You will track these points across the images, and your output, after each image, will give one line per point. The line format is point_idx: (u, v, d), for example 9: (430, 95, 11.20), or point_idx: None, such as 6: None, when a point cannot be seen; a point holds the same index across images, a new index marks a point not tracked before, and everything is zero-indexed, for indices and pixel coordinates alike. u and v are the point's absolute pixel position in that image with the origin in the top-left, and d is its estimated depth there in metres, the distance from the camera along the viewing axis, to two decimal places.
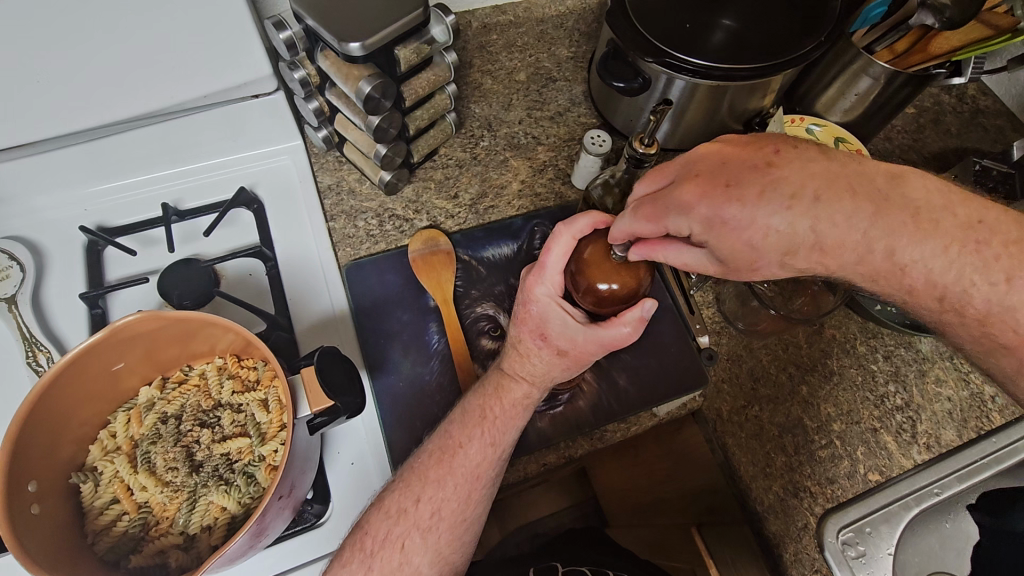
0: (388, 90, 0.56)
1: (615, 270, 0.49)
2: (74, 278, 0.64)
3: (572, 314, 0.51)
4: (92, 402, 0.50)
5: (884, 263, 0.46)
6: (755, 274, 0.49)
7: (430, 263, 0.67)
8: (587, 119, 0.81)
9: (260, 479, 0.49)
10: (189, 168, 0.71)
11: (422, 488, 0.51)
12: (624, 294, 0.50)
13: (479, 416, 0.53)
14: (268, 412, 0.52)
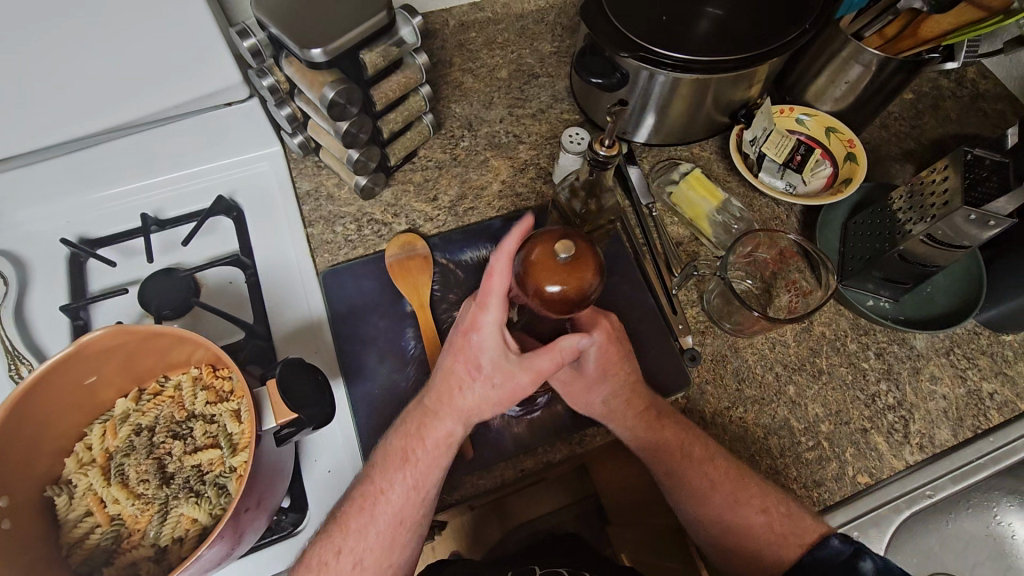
0: (353, 96, 0.56)
1: (560, 268, 0.45)
2: (56, 291, 0.65)
3: (506, 349, 0.48)
4: (67, 415, 0.50)
5: (604, 402, 0.56)
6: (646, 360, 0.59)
7: (407, 268, 0.66)
8: (570, 115, 0.80)
9: (231, 489, 0.49)
10: (168, 177, 0.71)
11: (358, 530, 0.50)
12: (576, 300, 0.46)
13: (401, 453, 0.51)
14: (240, 422, 0.52)
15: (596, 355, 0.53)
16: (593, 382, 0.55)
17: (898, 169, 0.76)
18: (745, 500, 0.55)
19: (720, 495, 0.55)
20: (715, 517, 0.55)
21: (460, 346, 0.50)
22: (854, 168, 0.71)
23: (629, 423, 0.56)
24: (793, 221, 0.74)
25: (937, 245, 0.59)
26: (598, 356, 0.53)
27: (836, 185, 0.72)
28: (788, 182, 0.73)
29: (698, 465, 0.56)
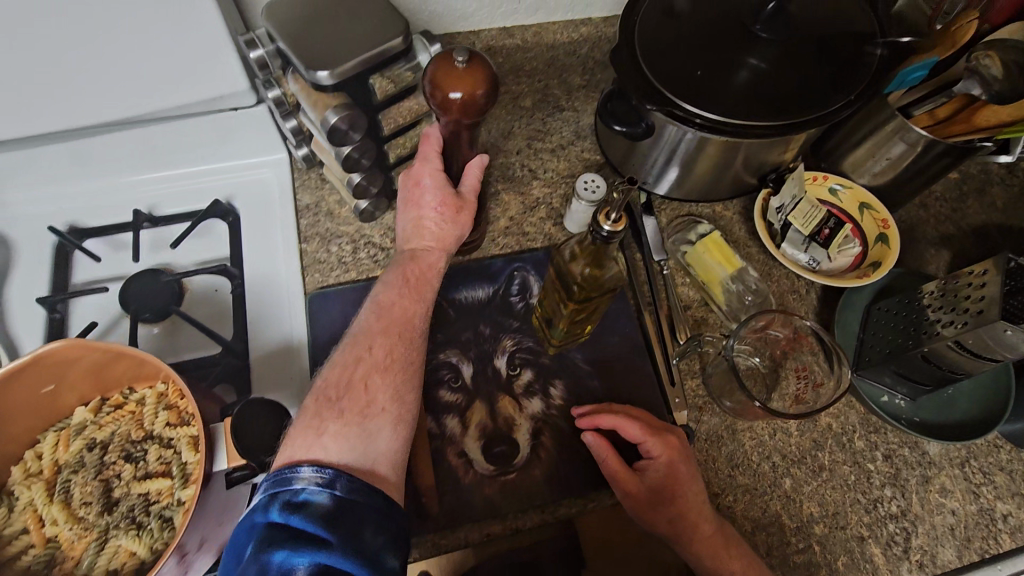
0: (357, 121, 0.53)
1: (463, 74, 0.46)
2: (38, 279, 0.63)
3: (441, 211, 0.53)
4: (19, 422, 0.48)
5: (669, 523, 0.52)
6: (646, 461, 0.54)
7: None
8: (590, 155, 0.77)
9: (174, 525, 0.46)
10: (170, 174, 0.69)
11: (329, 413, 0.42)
12: (477, 104, 0.47)
13: (379, 329, 0.47)
14: (196, 452, 0.49)
15: (663, 471, 0.53)
16: (654, 500, 0.53)
17: (933, 254, 0.71)
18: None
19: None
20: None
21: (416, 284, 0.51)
22: (884, 251, 0.67)
23: (697, 545, 0.51)
24: (812, 298, 0.69)
25: (963, 352, 0.55)
26: (664, 472, 0.53)
27: (863, 267, 0.67)
28: (812, 257, 0.69)
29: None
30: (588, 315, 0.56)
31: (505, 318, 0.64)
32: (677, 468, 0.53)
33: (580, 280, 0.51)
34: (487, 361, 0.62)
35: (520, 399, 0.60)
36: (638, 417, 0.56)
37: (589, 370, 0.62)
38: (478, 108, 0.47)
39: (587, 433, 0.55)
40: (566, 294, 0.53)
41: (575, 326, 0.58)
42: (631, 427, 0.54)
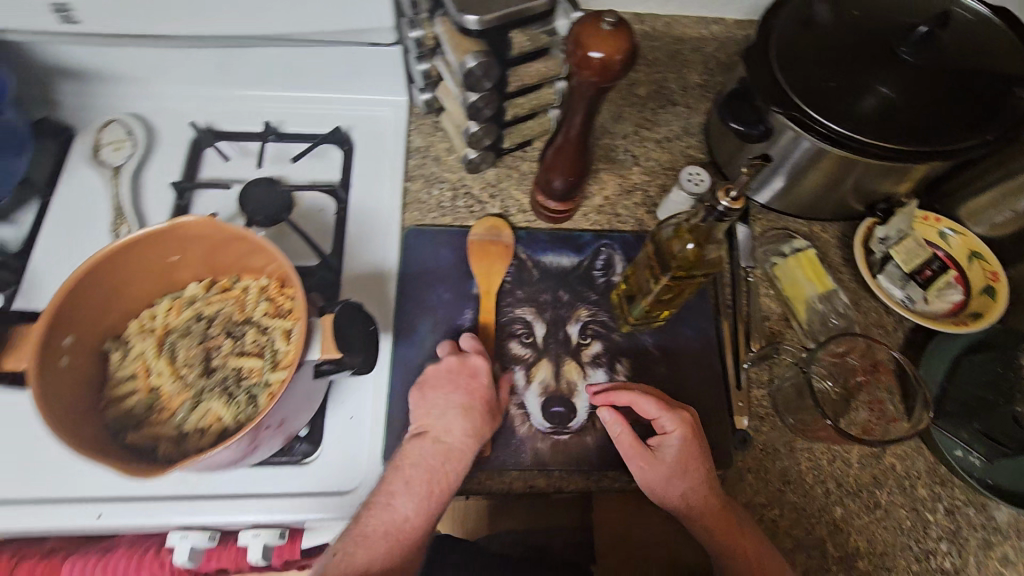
0: (491, 71, 0.55)
1: (606, 35, 0.46)
2: (172, 166, 0.69)
3: (494, 365, 0.57)
4: (145, 282, 0.53)
5: (682, 497, 0.54)
6: (663, 433, 0.55)
7: (487, 251, 0.65)
8: (695, 152, 0.77)
9: (259, 402, 0.50)
10: (301, 97, 0.74)
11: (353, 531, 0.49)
12: (614, 68, 0.47)
13: (423, 440, 0.53)
14: (289, 342, 0.53)
15: (677, 446, 0.54)
16: (668, 473, 0.54)
17: None
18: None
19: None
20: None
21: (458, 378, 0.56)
22: (989, 303, 0.64)
23: (707, 525, 0.53)
24: (898, 336, 0.67)
25: None
26: (678, 447, 0.54)
27: (961, 315, 0.65)
28: (907, 294, 0.67)
29: (753, 566, 0.51)
30: (675, 298, 0.55)
31: (584, 288, 0.65)
32: (692, 443, 0.54)
33: (678, 257, 0.50)
34: (560, 325, 0.63)
35: (585, 367, 0.61)
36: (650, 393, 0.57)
37: (658, 356, 0.62)
38: (614, 73, 0.47)
39: (605, 408, 0.56)
40: (658, 268, 0.53)
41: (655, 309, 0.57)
42: (648, 403, 0.56)
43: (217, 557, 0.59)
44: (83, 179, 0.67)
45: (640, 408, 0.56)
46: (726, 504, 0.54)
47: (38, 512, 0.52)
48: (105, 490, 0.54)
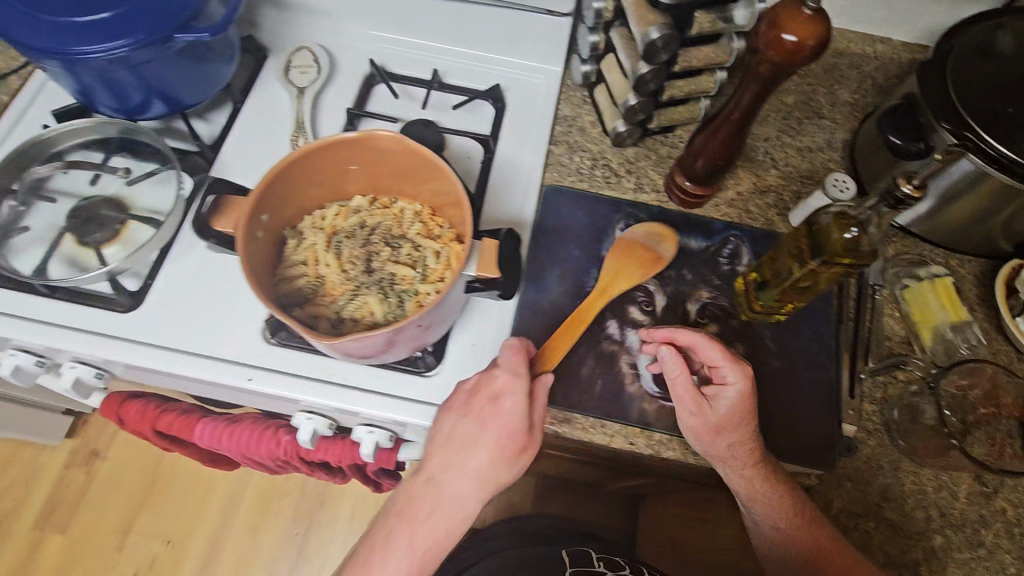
0: (671, 45, 0.57)
1: (805, 19, 0.47)
2: (346, 95, 0.76)
3: (496, 448, 0.54)
4: (323, 185, 0.59)
5: (729, 447, 0.56)
6: (721, 386, 0.56)
7: (634, 250, 0.66)
8: (835, 165, 0.77)
9: (408, 308, 0.55)
10: (466, 52, 0.80)
11: (412, 517, 0.56)
12: (806, 51, 0.48)
13: (396, 523, 0.56)
14: (439, 261, 0.58)
15: (733, 399, 0.55)
16: (716, 422, 0.56)
17: None
18: (831, 557, 0.55)
19: (806, 541, 0.56)
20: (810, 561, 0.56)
21: (488, 402, 0.55)
22: None
23: (747, 472, 0.57)
24: None
25: None
26: (734, 399, 0.55)
27: None
28: None
29: (791, 513, 0.57)
30: (817, 287, 0.55)
31: (709, 272, 0.67)
32: (748, 398, 0.55)
33: (841, 245, 0.50)
34: (680, 301, 0.65)
35: None
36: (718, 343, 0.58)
37: (772, 349, 0.63)
38: (802, 58, 0.49)
39: (665, 349, 0.56)
40: (812, 253, 0.53)
41: (787, 299, 0.57)
42: (712, 349, 0.56)
43: (322, 451, 0.68)
44: (273, 94, 0.75)
45: (709, 354, 0.56)
46: (765, 455, 0.57)
47: (201, 365, 0.60)
48: (256, 360, 0.61)
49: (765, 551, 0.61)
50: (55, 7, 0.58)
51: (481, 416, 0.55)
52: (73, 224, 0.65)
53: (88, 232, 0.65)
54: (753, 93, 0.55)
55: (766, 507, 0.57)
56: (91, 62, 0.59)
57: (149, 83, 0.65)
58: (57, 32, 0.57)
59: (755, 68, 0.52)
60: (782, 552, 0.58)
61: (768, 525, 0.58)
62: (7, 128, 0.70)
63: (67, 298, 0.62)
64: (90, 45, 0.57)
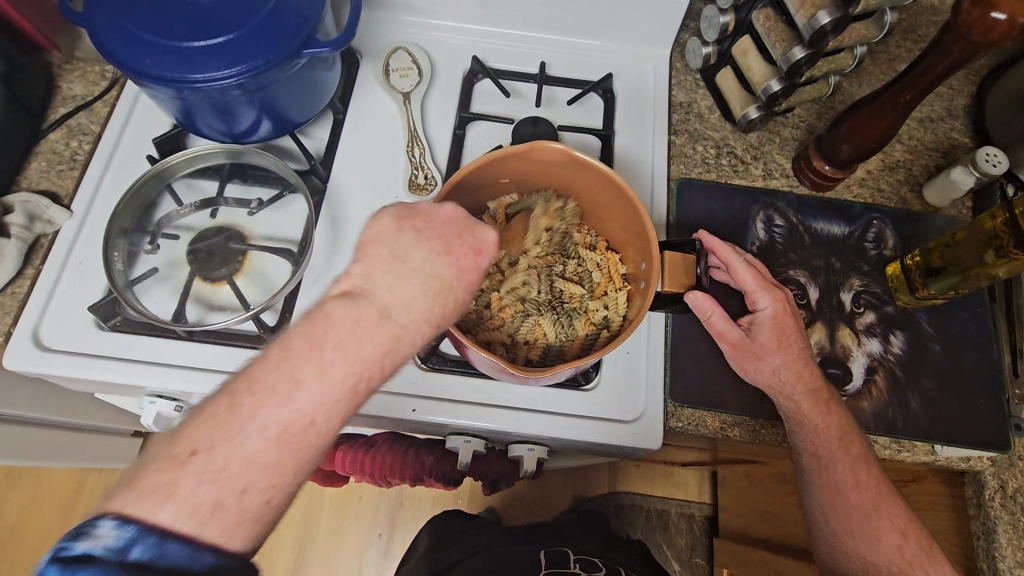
0: (841, 26, 0.53)
1: None
2: (450, 98, 0.72)
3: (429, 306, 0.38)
4: (471, 201, 0.57)
5: (773, 372, 0.55)
6: (762, 314, 0.55)
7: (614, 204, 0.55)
8: (959, 136, 0.72)
9: (582, 325, 0.55)
10: (566, 43, 0.76)
11: (249, 393, 0.33)
12: (1014, 32, 0.45)
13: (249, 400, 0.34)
14: (601, 274, 0.57)
15: (768, 324, 0.55)
16: (760, 352, 0.55)
17: None
18: (867, 487, 0.55)
19: (846, 472, 0.55)
20: (843, 495, 0.55)
21: (401, 260, 0.38)
22: None
23: (798, 399, 0.55)
24: None
25: None
26: (768, 325, 0.55)
27: None
28: None
29: (837, 442, 0.55)
30: (999, 276, 0.55)
31: (857, 259, 0.65)
32: (782, 320, 0.55)
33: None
34: (833, 291, 0.63)
35: (859, 335, 0.62)
36: (757, 269, 0.57)
37: (932, 334, 0.62)
38: (1010, 37, 0.46)
39: (697, 294, 0.52)
40: (1013, 242, 0.51)
41: (967, 284, 0.57)
42: (744, 275, 0.55)
43: (470, 470, 0.66)
44: (376, 102, 0.71)
45: (749, 281, 0.55)
46: (818, 386, 0.55)
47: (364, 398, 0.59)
48: (415, 388, 0.60)
49: (802, 488, 0.58)
50: (172, 30, 0.53)
51: (396, 256, 0.39)
52: (197, 263, 0.61)
53: (213, 268, 0.61)
54: (935, 73, 0.53)
55: (815, 435, 0.55)
56: (214, 90, 0.54)
57: (263, 104, 0.60)
58: (179, 59, 0.53)
59: (947, 47, 0.50)
60: (817, 484, 0.56)
61: (807, 452, 0.55)
62: (104, 161, 0.65)
63: (209, 340, 0.59)
64: (216, 71, 0.53)
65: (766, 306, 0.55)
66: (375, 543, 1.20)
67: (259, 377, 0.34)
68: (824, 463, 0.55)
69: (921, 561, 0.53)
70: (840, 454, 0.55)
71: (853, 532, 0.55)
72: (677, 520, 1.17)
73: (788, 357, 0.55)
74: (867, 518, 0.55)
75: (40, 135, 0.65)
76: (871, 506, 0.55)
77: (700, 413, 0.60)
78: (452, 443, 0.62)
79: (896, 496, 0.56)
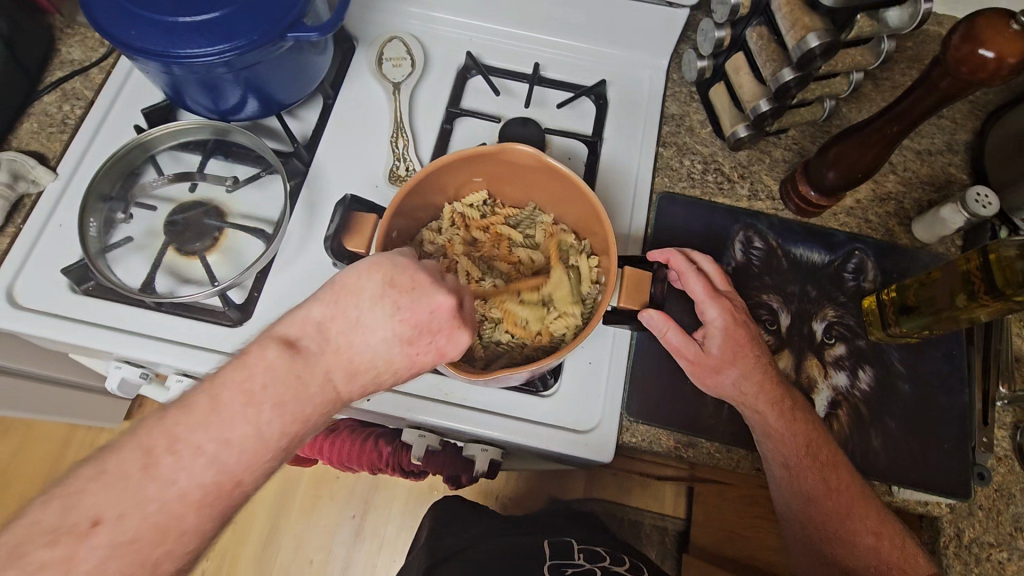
0: (831, 51, 0.52)
1: (1011, 36, 0.42)
2: (441, 92, 0.72)
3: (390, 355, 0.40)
4: (440, 194, 0.58)
5: (734, 384, 0.53)
6: (715, 323, 0.54)
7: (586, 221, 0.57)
8: (957, 171, 0.70)
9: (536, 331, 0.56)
10: (564, 45, 0.75)
11: (169, 451, 0.33)
12: (1003, 72, 0.44)
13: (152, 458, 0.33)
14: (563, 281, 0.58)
15: (722, 335, 0.53)
16: (718, 363, 0.54)
17: None
18: (839, 490, 0.53)
19: (817, 478, 0.53)
20: (815, 501, 0.53)
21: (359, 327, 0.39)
22: None
23: (759, 407, 0.53)
24: None
25: None
26: (722, 335, 0.53)
27: None
28: None
29: (802, 448, 0.53)
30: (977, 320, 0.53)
31: (834, 289, 0.64)
32: (737, 328, 0.54)
33: None
34: (805, 319, 0.62)
35: (827, 367, 0.61)
36: (707, 276, 0.56)
37: (902, 373, 0.61)
38: (999, 76, 0.44)
39: (647, 313, 0.51)
40: (985, 287, 0.51)
41: (938, 325, 0.56)
42: (695, 284, 0.54)
43: (426, 464, 0.66)
44: (367, 90, 0.71)
45: (699, 289, 0.54)
46: (777, 390, 0.54)
47: None
48: None
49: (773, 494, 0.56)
50: (160, 5, 0.53)
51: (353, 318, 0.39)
52: (172, 235, 0.62)
53: (187, 241, 0.62)
54: (922, 108, 0.52)
55: (780, 444, 0.53)
56: (197, 66, 0.55)
57: (248, 83, 0.60)
58: (164, 33, 0.53)
59: (934, 82, 0.49)
60: (788, 492, 0.54)
61: (776, 462, 0.54)
62: (94, 128, 0.66)
63: (176, 312, 0.60)
64: (199, 48, 0.53)
65: (718, 316, 0.53)
66: (346, 524, 1.19)
67: (182, 437, 0.34)
68: (794, 470, 0.53)
69: (898, 561, 0.52)
70: (805, 464, 0.53)
71: (830, 541, 0.53)
72: (650, 531, 1.06)
73: (743, 368, 0.53)
74: (842, 520, 0.53)
75: (35, 97, 0.66)
76: (845, 510, 0.53)
77: (655, 430, 0.59)
78: (407, 436, 0.63)
79: (867, 496, 0.54)
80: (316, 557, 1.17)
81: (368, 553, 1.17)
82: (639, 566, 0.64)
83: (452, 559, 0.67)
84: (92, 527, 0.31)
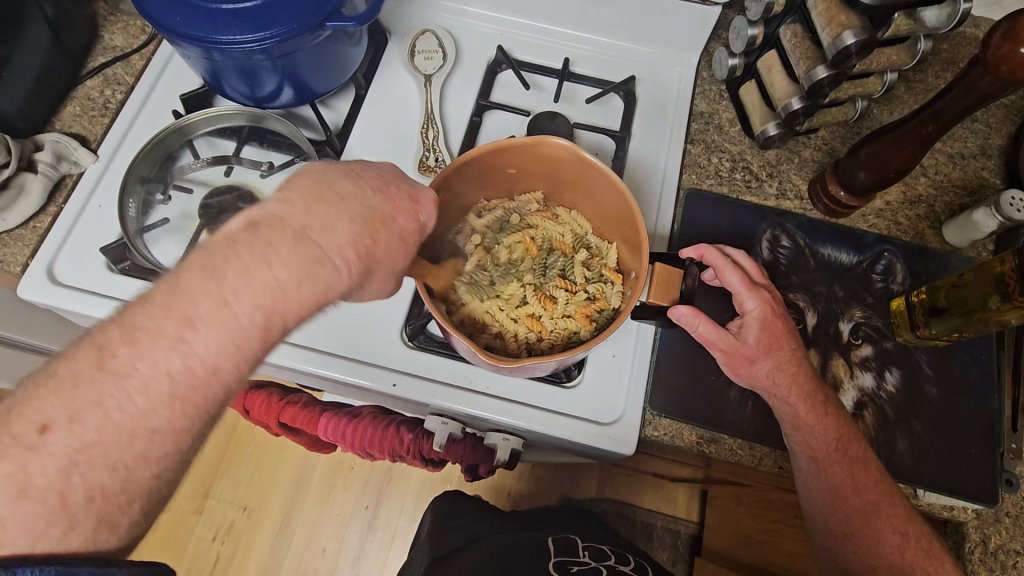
0: (867, 48, 0.52)
1: None
2: (471, 85, 0.73)
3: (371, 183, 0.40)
4: (472, 185, 0.59)
5: (768, 375, 0.53)
6: (751, 315, 0.54)
7: (618, 217, 0.58)
8: (991, 175, 0.69)
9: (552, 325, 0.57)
10: (594, 40, 0.76)
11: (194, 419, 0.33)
12: None
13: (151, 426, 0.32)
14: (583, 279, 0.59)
15: (758, 325, 0.53)
16: (751, 355, 0.54)
17: None
18: (866, 487, 0.53)
19: (844, 473, 0.53)
20: (841, 495, 0.53)
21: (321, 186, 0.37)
22: None
23: (792, 400, 0.53)
24: None
25: None
26: (759, 327, 0.53)
27: None
28: None
29: (832, 444, 0.53)
30: (1010, 323, 0.53)
31: (862, 290, 0.63)
32: (771, 320, 0.54)
33: None
34: (832, 319, 0.62)
35: (853, 367, 0.60)
36: (743, 268, 0.56)
37: (930, 375, 0.60)
38: None
39: (679, 307, 0.51)
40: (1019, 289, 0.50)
41: (969, 328, 0.55)
42: (732, 275, 0.54)
43: (447, 452, 0.67)
44: (398, 82, 0.72)
45: (736, 281, 0.54)
46: (810, 381, 0.54)
47: (349, 367, 0.60)
48: (400, 364, 0.61)
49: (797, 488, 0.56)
50: None
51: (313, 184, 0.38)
52: (207, 218, 0.63)
53: (221, 224, 0.63)
54: (959, 107, 0.51)
55: (808, 437, 0.53)
56: (238, 52, 0.56)
57: (285, 71, 0.61)
58: (209, 20, 0.54)
59: (973, 81, 0.49)
60: (813, 486, 0.54)
61: (804, 456, 0.54)
62: (133, 112, 0.68)
63: None
64: (241, 35, 0.54)
65: (754, 307, 0.54)
66: (361, 516, 1.20)
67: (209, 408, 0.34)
68: (822, 465, 0.53)
69: (920, 559, 0.52)
70: (834, 461, 0.53)
71: (852, 533, 0.54)
72: (662, 534, 1.08)
73: (777, 361, 0.53)
74: (867, 517, 0.53)
75: (78, 80, 0.68)
76: (871, 506, 0.53)
77: (678, 424, 0.59)
78: (431, 424, 0.63)
79: (895, 494, 0.54)
80: (330, 547, 1.18)
81: (381, 544, 1.18)
82: (644, 566, 0.65)
83: (475, 550, 0.68)
84: (144, 417, 0.31)
